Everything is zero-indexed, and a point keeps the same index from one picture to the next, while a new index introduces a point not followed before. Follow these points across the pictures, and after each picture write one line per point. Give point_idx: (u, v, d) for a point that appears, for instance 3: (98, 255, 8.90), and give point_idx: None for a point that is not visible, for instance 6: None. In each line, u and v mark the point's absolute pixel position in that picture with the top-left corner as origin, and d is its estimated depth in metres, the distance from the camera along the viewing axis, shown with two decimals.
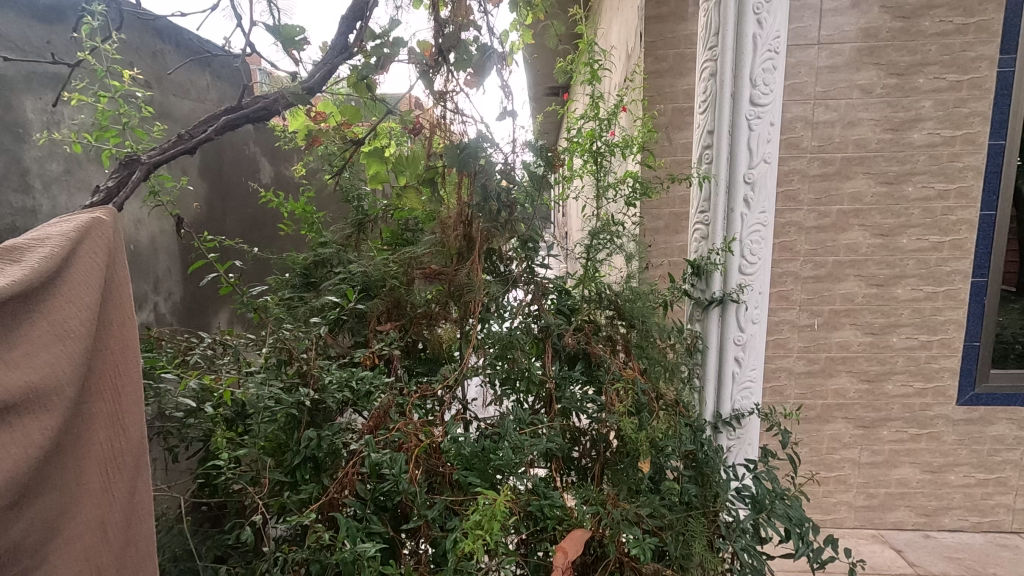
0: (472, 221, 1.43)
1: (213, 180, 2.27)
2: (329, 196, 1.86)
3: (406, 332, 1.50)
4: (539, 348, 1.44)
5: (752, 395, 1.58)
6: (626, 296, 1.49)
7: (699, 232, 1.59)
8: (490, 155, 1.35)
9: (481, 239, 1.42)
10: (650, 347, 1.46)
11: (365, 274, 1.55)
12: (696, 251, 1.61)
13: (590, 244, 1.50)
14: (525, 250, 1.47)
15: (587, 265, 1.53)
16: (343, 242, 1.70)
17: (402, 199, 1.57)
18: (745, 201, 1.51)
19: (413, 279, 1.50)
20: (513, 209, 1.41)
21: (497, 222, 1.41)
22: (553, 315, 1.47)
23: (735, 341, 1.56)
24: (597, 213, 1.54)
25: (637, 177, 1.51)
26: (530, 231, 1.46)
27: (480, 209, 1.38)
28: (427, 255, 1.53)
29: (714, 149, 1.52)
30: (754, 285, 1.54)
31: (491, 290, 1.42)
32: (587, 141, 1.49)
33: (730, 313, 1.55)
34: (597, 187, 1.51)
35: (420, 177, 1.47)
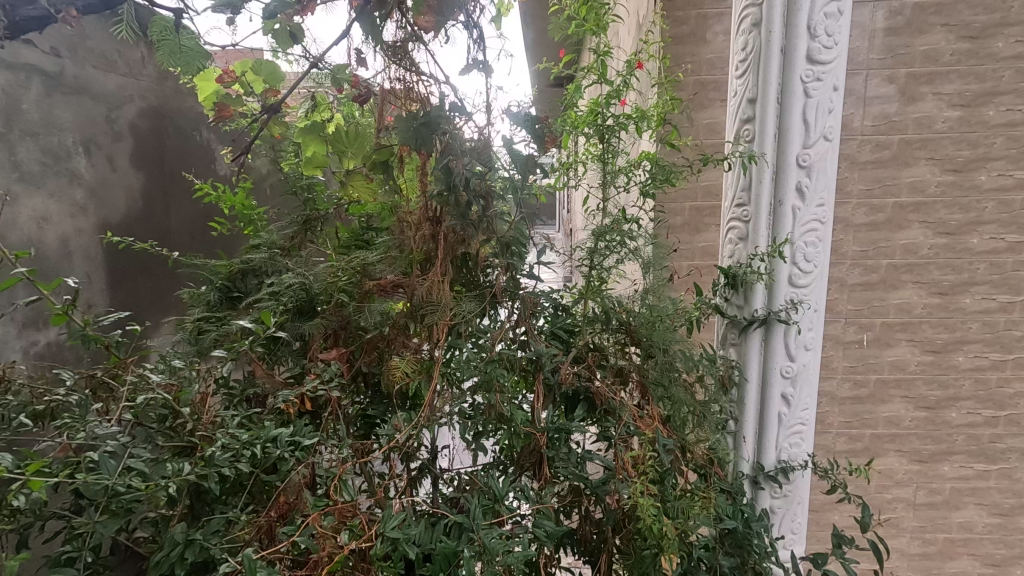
0: (438, 222, 1.09)
1: (150, 173, 1.93)
2: (271, 186, 1.50)
3: (354, 363, 1.16)
4: (526, 383, 1.11)
5: (805, 443, 1.23)
6: (642, 320, 1.15)
7: (734, 232, 1.22)
8: (458, 128, 1.00)
9: (448, 247, 1.09)
10: (673, 384, 1.11)
11: (304, 287, 1.21)
12: (731, 256, 1.24)
13: (593, 247, 1.14)
14: (507, 256, 1.11)
15: (589, 275, 1.17)
16: (280, 248, 1.35)
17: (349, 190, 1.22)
18: (800, 190, 1.15)
19: (369, 295, 1.18)
20: (487, 199, 1.05)
21: (466, 218, 1.05)
22: (545, 342, 1.13)
23: (783, 373, 1.21)
24: (600, 209, 1.18)
25: (657, 158, 1.13)
26: (515, 232, 1.09)
27: (444, 201, 1.03)
28: (385, 264, 1.20)
29: (757, 123, 1.15)
30: (808, 301, 1.19)
31: (461, 308, 1.08)
32: (591, 114, 1.12)
33: (776, 337, 1.20)
34: (606, 176, 1.14)
35: (369, 160, 1.12)
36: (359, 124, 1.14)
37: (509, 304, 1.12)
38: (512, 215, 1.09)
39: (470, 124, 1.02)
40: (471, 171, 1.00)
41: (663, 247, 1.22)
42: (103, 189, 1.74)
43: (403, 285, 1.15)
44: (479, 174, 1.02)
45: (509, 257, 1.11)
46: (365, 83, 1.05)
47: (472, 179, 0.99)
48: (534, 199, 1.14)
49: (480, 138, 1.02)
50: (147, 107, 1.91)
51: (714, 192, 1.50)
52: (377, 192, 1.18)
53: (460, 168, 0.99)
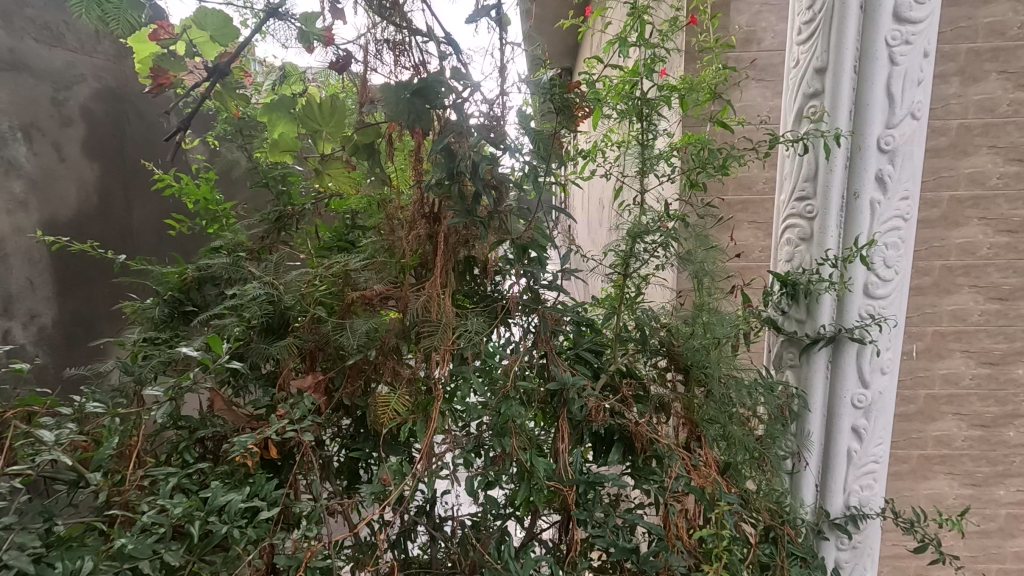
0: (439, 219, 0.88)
1: (107, 165, 1.70)
2: (236, 177, 1.26)
3: (334, 394, 0.95)
4: (545, 417, 0.90)
5: (878, 486, 1.02)
6: (692, 344, 0.92)
7: (794, 231, 1.01)
8: (462, 99, 0.78)
9: (449, 251, 0.87)
10: (728, 420, 0.90)
11: (273, 299, 0.99)
12: (790, 261, 1.03)
13: (629, 250, 0.92)
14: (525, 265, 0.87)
15: (622, 284, 0.95)
16: (244, 250, 1.12)
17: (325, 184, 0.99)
18: (880, 179, 0.94)
19: (352, 310, 0.96)
20: (500, 191, 0.82)
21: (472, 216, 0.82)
22: (570, 367, 0.91)
23: (853, 403, 1.00)
24: (637, 205, 0.95)
25: (706, 143, 0.92)
26: (537, 236, 0.85)
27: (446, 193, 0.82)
28: (371, 271, 0.98)
29: (828, 97, 0.94)
30: (887, 315, 0.97)
31: (466, 326, 0.87)
32: (624, 89, 0.92)
33: (846, 358, 0.99)
34: (642, 164, 0.92)
35: (348, 143, 0.89)
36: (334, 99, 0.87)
37: (523, 324, 0.90)
38: (531, 213, 0.86)
39: (476, 95, 0.79)
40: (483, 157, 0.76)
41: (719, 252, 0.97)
42: (48, 181, 1.52)
43: (393, 298, 0.93)
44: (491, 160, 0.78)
45: (528, 265, 0.87)
46: (343, 46, 0.83)
47: (481, 165, 0.76)
48: (556, 190, 0.91)
49: (491, 113, 0.78)
50: (102, 89, 1.67)
51: (742, 185, 1.28)
52: (360, 183, 0.96)
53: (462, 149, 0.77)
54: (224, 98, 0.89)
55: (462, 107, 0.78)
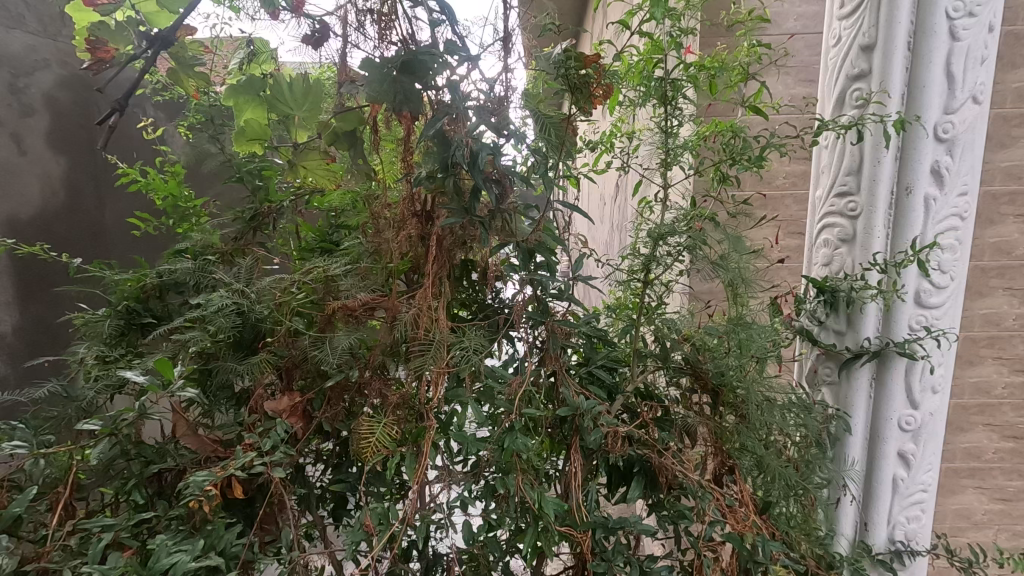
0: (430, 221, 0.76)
1: (73, 157, 1.56)
2: (208, 170, 1.13)
3: (313, 419, 0.83)
4: (554, 445, 0.79)
5: (926, 518, 0.91)
6: (722, 362, 0.81)
7: (833, 231, 0.89)
8: (457, 76, 0.66)
9: (444, 255, 0.76)
10: (763, 449, 0.79)
11: (244, 309, 0.87)
12: (828, 265, 0.91)
13: (649, 255, 0.80)
14: (532, 274, 0.74)
15: (642, 293, 0.83)
16: (214, 253, 0.99)
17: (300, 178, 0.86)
18: (936, 172, 0.83)
19: (336, 322, 0.85)
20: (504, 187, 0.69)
21: (470, 217, 0.69)
22: (581, 388, 0.80)
23: (901, 425, 0.89)
24: (657, 203, 0.83)
25: (738, 130, 0.79)
26: (547, 236, 0.73)
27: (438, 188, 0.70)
28: (355, 277, 0.86)
29: (876, 79, 0.82)
30: (940, 326, 0.86)
31: (463, 343, 0.75)
32: (645, 68, 0.80)
33: (894, 375, 0.88)
34: (665, 155, 0.81)
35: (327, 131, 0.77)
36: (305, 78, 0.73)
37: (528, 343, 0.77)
38: (540, 209, 0.74)
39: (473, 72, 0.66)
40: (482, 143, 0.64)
41: (760, 257, 0.83)
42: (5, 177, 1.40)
43: (381, 309, 0.81)
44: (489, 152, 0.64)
45: (538, 273, 0.73)
46: (318, 17, 0.71)
47: (481, 155, 0.63)
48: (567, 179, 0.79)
49: (493, 93, 0.66)
50: (69, 76, 1.53)
51: (763, 180, 1.16)
52: (340, 178, 0.84)
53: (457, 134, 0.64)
54: (179, 77, 0.78)
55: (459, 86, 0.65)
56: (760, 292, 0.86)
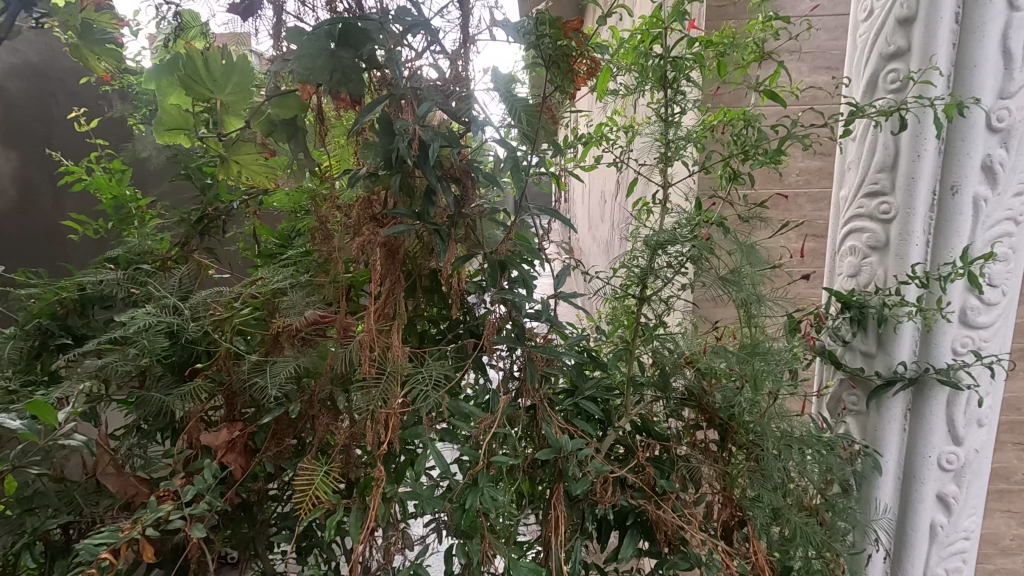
0: (379, 228, 0.62)
1: (23, 151, 1.18)
2: (153, 168, 1.01)
3: (254, 456, 0.72)
4: (534, 487, 0.68)
5: (967, 568, 0.80)
6: (731, 394, 0.68)
7: (862, 237, 0.76)
8: (403, 46, 0.52)
9: (396, 270, 0.62)
10: (782, 498, 0.67)
11: (176, 328, 0.75)
12: (856, 277, 0.78)
13: (645, 267, 0.67)
14: (501, 295, 0.60)
15: (637, 311, 0.71)
16: (151, 262, 0.87)
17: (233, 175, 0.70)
18: (988, 168, 0.70)
19: (278, 345, 0.73)
20: (464, 188, 0.55)
21: (422, 225, 0.55)
22: (566, 425, 0.68)
23: (941, 464, 0.76)
24: (656, 205, 0.70)
25: (749, 119, 0.67)
26: (520, 247, 0.60)
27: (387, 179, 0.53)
28: (304, 291, 0.74)
29: (915, 58, 0.69)
30: (989, 349, 0.74)
31: (422, 375, 0.63)
32: (641, 46, 0.67)
33: (935, 406, 0.75)
34: (664, 149, 0.68)
35: (259, 118, 0.63)
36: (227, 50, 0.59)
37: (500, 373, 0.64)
38: (513, 214, 0.60)
39: (426, 44, 0.54)
40: (433, 132, 0.49)
41: (778, 271, 0.69)
42: None
43: (327, 331, 0.69)
44: (442, 145, 0.51)
45: (510, 294, 0.59)
46: None
47: (434, 147, 0.49)
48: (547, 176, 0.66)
49: (448, 73, 0.53)
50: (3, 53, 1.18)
51: (776, 177, 1.04)
52: (281, 174, 0.71)
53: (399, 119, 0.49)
54: (83, 54, 0.79)
55: (407, 62, 0.52)
56: (778, 311, 0.72)
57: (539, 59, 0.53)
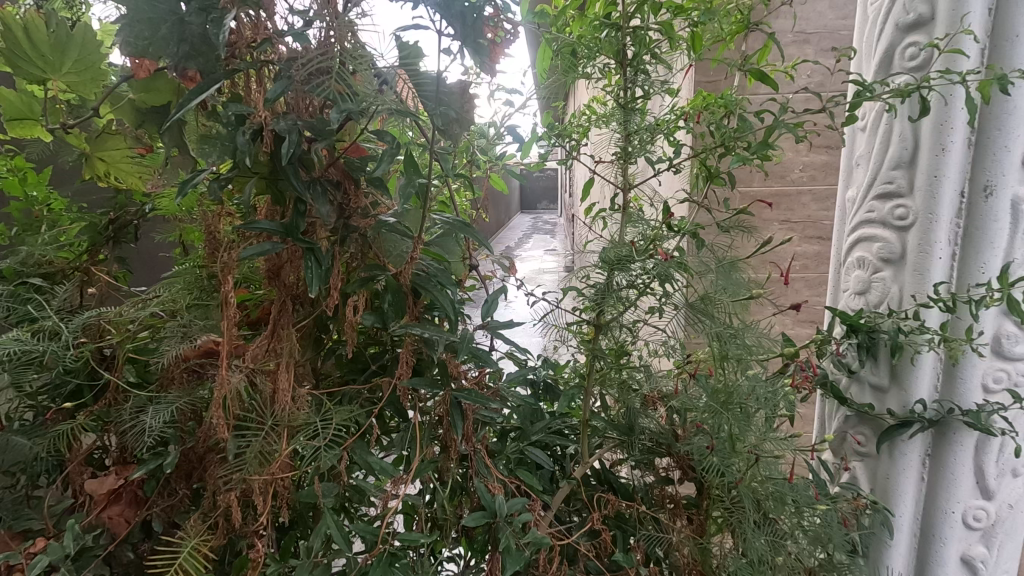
0: (251, 243, 0.49)
1: None
2: (65, 167, 0.89)
3: (143, 509, 0.61)
4: (471, 548, 0.58)
5: None
6: (705, 443, 0.56)
7: (872, 248, 0.64)
8: (257, 12, 0.39)
9: (282, 294, 0.49)
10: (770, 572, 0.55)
11: (57, 359, 0.62)
12: (865, 294, 0.65)
13: (604, 289, 0.55)
14: (406, 328, 0.47)
15: (593, 340, 0.59)
16: (42, 276, 0.74)
17: (104, 177, 0.58)
18: None
19: (167, 379, 0.61)
20: (348, 194, 0.43)
21: (294, 242, 0.43)
22: (508, 480, 0.56)
23: (967, 522, 0.63)
24: (617, 211, 0.58)
25: (728, 107, 0.54)
26: (433, 266, 0.48)
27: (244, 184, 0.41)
28: (205, 314, 0.63)
29: (941, 27, 0.56)
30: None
31: (320, 425, 0.51)
32: (596, 14, 0.55)
33: (962, 454, 0.62)
34: (625, 142, 0.56)
35: (118, 105, 0.50)
36: (58, 16, 0.46)
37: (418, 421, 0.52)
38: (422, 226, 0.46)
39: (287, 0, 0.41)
40: (287, 121, 0.37)
41: (766, 291, 0.56)
42: None
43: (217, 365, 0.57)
44: (302, 139, 0.39)
45: (420, 327, 0.47)
46: None
47: (286, 145, 0.36)
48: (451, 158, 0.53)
49: (312, 40, 0.39)
50: None
51: (773, 175, 0.92)
52: (151, 177, 0.57)
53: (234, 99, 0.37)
54: None
55: (258, 28, 0.39)
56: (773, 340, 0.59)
57: (436, 22, 0.40)
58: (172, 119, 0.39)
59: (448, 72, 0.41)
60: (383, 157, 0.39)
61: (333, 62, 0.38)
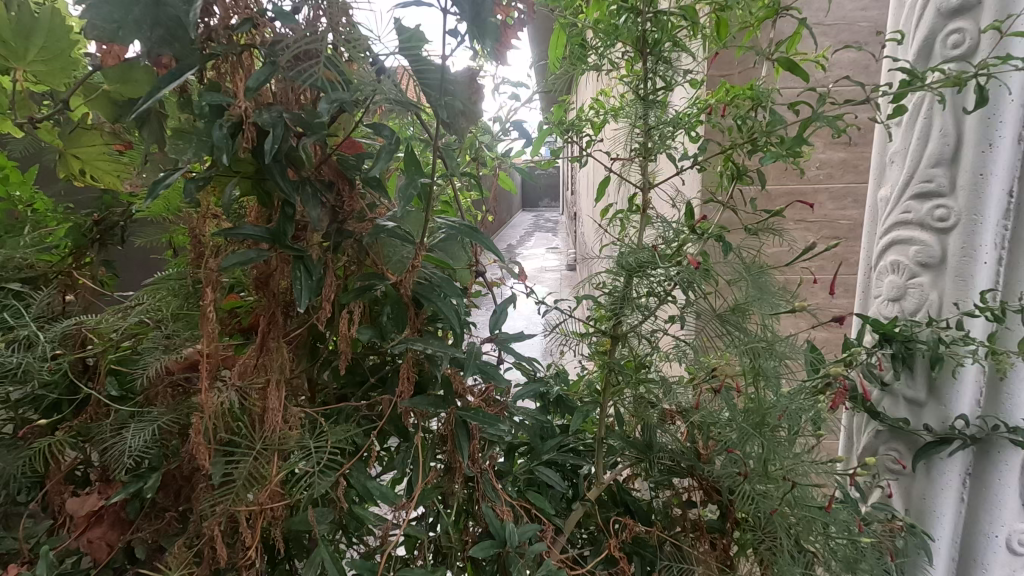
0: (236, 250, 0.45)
1: None
2: (46, 164, 0.84)
3: (127, 533, 0.57)
4: None
5: None
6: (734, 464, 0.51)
7: (908, 252, 0.59)
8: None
9: (273, 305, 0.45)
10: None
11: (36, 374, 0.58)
12: (899, 301, 0.60)
13: (623, 298, 0.51)
14: (407, 343, 0.42)
15: (610, 352, 0.54)
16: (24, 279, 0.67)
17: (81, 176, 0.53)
18: None
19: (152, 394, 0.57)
20: (341, 196, 0.38)
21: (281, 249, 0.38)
22: (517, 504, 0.52)
23: (1011, 547, 0.59)
24: (635, 212, 0.54)
25: (757, 100, 0.50)
26: (436, 275, 0.43)
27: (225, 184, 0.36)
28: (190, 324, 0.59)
29: (990, 13, 0.51)
30: None
31: (314, 446, 0.46)
32: None
33: (1008, 474, 0.57)
34: (644, 138, 0.51)
35: (88, 94, 0.46)
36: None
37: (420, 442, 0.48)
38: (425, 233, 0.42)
39: None
40: (271, 113, 0.33)
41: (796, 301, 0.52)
42: None
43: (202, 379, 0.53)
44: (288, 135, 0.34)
45: (422, 341, 0.43)
46: None
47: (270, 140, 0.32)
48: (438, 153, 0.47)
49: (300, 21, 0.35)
50: None
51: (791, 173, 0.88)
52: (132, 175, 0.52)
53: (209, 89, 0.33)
54: None
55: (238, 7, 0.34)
56: (803, 352, 0.54)
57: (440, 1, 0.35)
58: (138, 110, 0.35)
59: (453, 58, 0.37)
60: (380, 153, 0.34)
61: (322, 45, 0.33)
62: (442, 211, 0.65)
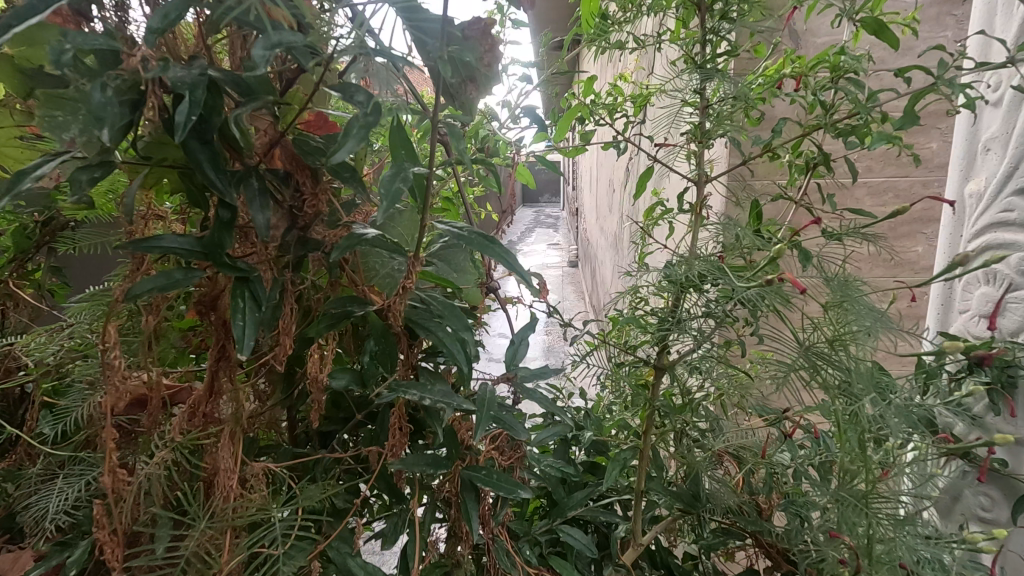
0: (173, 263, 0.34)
1: None
2: None
3: None
4: None
5: None
6: (827, 530, 0.39)
7: (1010, 261, 0.43)
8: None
9: (221, 336, 0.34)
10: None
11: None
12: (997, 326, 0.45)
13: (676, 322, 0.41)
14: (398, 390, 0.32)
15: (653, 387, 0.43)
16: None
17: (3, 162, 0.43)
18: None
19: (87, 439, 0.46)
20: (302, 194, 0.28)
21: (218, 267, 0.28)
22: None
23: None
24: (685, 211, 0.43)
25: (848, 68, 0.39)
26: (438, 296, 0.33)
27: (134, 171, 0.26)
28: (134, 350, 0.42)
29: None
30: None
31: (280, 517, 0.36)
32: None
33: None
34: (700, 117, 0.41)
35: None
36: None
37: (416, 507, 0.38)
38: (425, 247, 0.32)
39: None
40: (189, 70, 0.22)
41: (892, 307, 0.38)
42: None
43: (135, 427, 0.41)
44: (218, 103, 0.23)
45: (419, 387, 0.32)
46: None
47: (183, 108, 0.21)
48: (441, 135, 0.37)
49: None
50: None
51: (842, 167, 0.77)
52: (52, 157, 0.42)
53: (96, 32, 0.22)
54: None
55: None
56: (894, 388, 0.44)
57: None
58: None
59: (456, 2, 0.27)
60: (353, 129, 0.23)
61: None
62: (442, 210, 0.54)
